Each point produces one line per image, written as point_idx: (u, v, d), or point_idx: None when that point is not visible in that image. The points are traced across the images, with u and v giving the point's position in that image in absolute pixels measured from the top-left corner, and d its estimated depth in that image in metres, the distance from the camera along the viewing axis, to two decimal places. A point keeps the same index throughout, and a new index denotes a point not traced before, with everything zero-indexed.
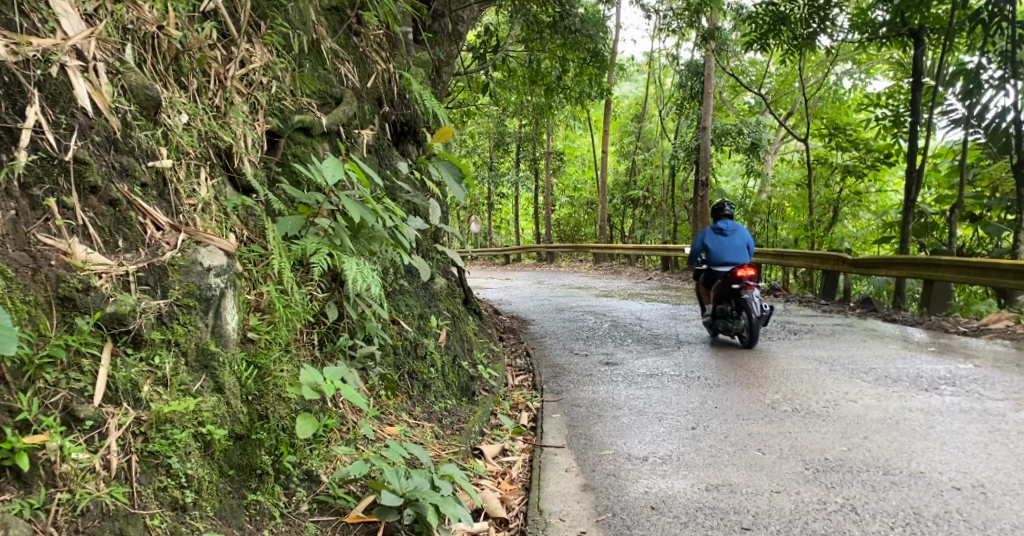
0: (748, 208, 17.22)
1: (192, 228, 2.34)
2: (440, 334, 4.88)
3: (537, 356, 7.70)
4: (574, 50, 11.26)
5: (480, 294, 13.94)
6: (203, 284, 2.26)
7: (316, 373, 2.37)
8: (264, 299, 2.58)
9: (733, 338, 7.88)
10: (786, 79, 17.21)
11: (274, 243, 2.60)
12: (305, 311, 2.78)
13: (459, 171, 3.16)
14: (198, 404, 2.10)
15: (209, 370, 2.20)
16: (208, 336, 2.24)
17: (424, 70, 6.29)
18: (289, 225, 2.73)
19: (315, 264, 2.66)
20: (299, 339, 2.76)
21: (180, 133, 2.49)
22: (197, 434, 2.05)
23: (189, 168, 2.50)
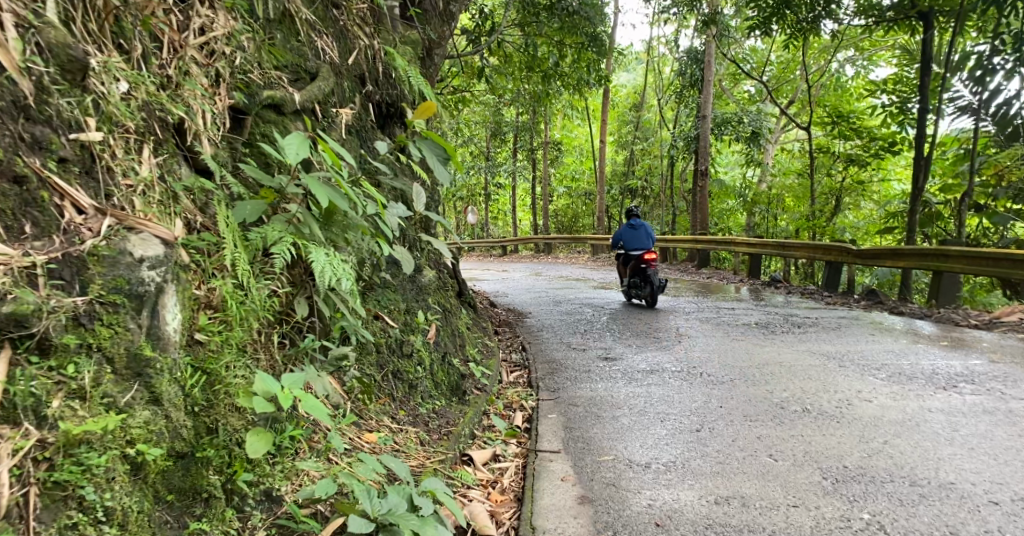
0: (748, 198, 16.95)
1: (123, 213, 2.04)
2: (428, 330, 4.60)
3: (533, 351, 7.44)
4: (571, 34, 10.95)
5: (476, 286, 13.66)
6: (134, 279, 1.95)
7: (275, 381, 2.08)
8: (216, 295, 2.31)
9: (643, 303, 10.31)
10: (787, 67, 16.90)
11: (228, 230, 2.34)
12: (266, 309, 2.52)
13: (444, 152, 2.84)
14: (125, 421, 1.85)
15: (143, 379, 1.94)
16: (142, 339, 1.95)
17: (413, 51, 6.00)
18: (247, 211, 2.45)
19: (276, 255, 2.41)
20: (261, 341, 2.51)
21: (116, 102, 2.20)
22: (124, 456, 1.82)
23: (125, 143, 2.21)
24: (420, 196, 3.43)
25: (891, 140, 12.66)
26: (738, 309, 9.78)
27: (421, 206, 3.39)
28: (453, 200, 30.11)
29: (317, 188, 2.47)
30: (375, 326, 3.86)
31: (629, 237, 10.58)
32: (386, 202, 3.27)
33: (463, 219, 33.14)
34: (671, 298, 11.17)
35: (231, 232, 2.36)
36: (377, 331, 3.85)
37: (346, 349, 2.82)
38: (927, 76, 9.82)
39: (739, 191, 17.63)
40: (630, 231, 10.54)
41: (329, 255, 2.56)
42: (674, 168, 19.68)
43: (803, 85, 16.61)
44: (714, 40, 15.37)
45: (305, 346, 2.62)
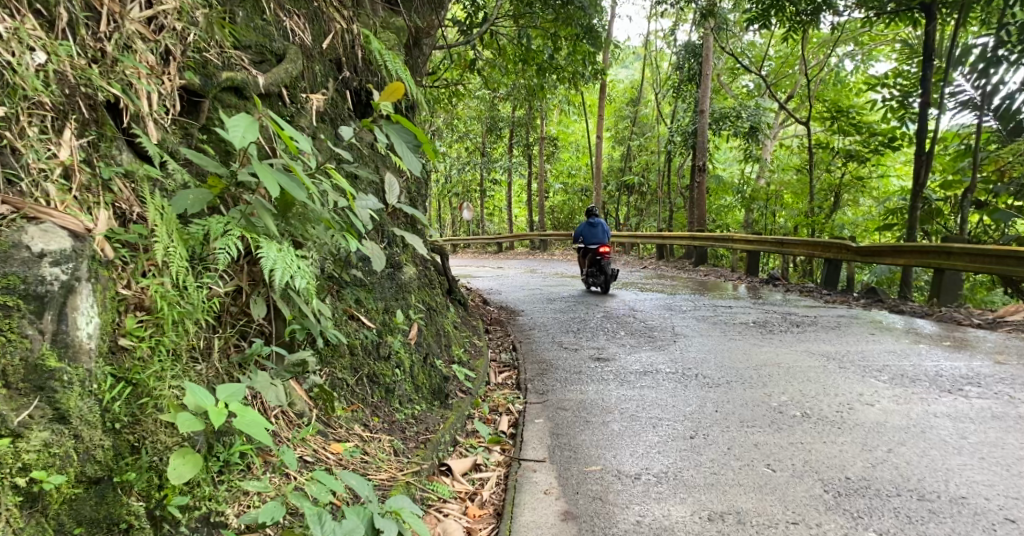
0: (746, 194, 16.71)
1: (22, 202, 1.89)
2: (408, 331, 4.39)
3: (524, 351, 7.21)
4: (566, 26, 10.70)
5: (471, 283, 13.45)
6: (32, 277, 1.81)
7: (206, 394, 1.91)
8: (146, 296, 2.14)
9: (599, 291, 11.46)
10: (787, 62, 16.64)
11: (160, 223, 2.20)
12: (205, 310, 2.33)
13: (414, 138, 2.62)
14: (19, 443, 1.71)
15: (45, 393, 1.80)
16: (44, 345, 1.81)
17: (397, 39, 5.76)
18: (188, 201, 2.27)
19: (220, 251, 2.25)
20: (203, 345, 2.33)
21: (25, 73, 2.03)
22: (17, 483, 1.68)
23: (38, 121, 2.05)
24: (394, 187, 3.20)
25: (891, 136, 12.43)
26: (735, 308, 9.56)
27: (394, 199, 3.16)
28: (450, 196, 29.86)
29: (268, 174, 2.24)
30: (347, 327, 3.64)
31: (587, 233, 11.81)
32: (354, 194, 3.05)
33: (460, 215, 32.89)
34: (667, 296, 10.94)
35: (165, 226, 2.22)
36: (349, 332, 3.63)
37: (305, 353, 2.63)
38: (929, 68, 9.58)
39: (737, 187, 17.40)
40: (589, 228, 11.78)
41: (281, 250, 2.36)
42: (671, 163, 19.45)
43: (802, 80, 16.35)
44: (713, 34, 15.12)
45: (254, 352, 2.41)
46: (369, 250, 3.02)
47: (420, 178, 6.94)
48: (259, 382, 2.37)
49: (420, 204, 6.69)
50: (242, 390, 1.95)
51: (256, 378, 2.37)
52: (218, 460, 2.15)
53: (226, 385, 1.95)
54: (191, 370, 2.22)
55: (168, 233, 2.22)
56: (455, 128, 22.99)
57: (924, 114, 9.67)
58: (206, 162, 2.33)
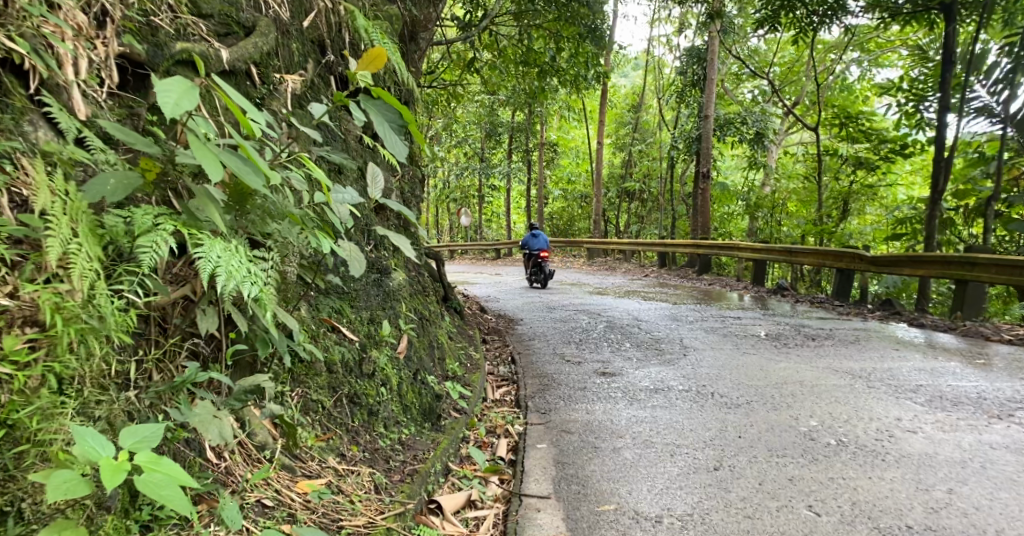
0: (750, 202, 16.25)
1: None
2: (396, 345, 3.96)
3: (523, 364, 6.76)
4: (568, 24, 10.25)
5: (468, 290, 13.03)
6: None
7: (101, 441, 1.57)
8: (31, 308, 1.73)
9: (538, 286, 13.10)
10: (794, 66, 16.18)
11: (60, 211, 1.81)
12: (124, 324, 1.93)
13: (399, 116, 2.19)
14: None
15: None
16: None
17: (388, 27, 5.33)
18: (104, 187, 1.81)
19: (143, 253, 1.82)
20: (117, 372, 1.94)
21: None
22: None
23: None
24: (380, 180, 2.74)
25: (903, 143, 12.02)
26: (744, 319, 9.11)
27: (378, 193, 2.71)
28: (447, 202, 29.40)
29: (210, 153, 1.79)
30: (321, 340, 3.20)
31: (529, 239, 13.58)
32: (330, 185, 2.61)
33: (458, 220, 32.41)
34: (671, 305, 10.49)
35: (68, 215, 1.83)
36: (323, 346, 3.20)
37: (259, 378, 2.35)
38: (949, 72, 9.18)
39: (741, 195, 16.96)
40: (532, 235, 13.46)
41: (229, 250, 1.94)
42: (673, 170, 19.00)
43: (810, 85, 15.91)
44: (718, 36, 14.66)
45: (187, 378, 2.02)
46: (346, 252, 2.56)
47: (413, 179, 6.50)
48: (200, 413, 2.05)
49: (413, 205, 6.26)
50: (159, 431, 1.63)
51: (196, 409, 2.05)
52: (142, 513, 1.84)
53: (133, 426, 1.62)
54: (103, 407, 1.86)
55: (71, 222, 1.83)
56: (453, 132, 22.53)
57: (943, 120, 9.26)
58: (135, 139, 1.90)
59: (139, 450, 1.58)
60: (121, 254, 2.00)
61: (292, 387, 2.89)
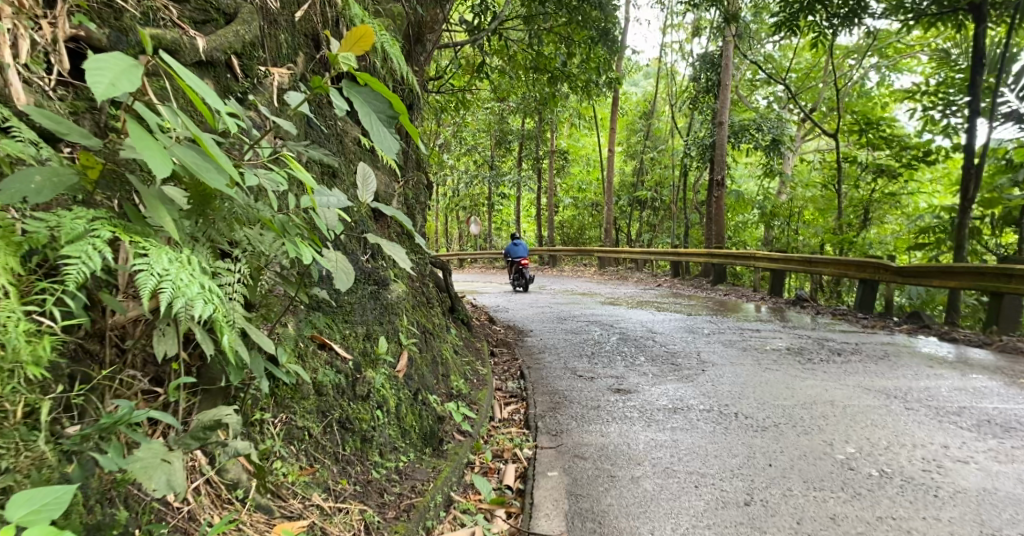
0: (766, 210, 15.88)
1: None
2: (396, 363, 3.68)
3: (533, 379, 6.45)
4: (579, 28, 9.98)
5: (477, 300, 12.76)
6: None
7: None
8: None
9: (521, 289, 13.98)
10: (812, 71, 15.80)
11: None
12: (35, 355, 1.66)
13: (389, 106, 1.89)
14: None
15: None
16: None
17: (391, 25, 5.06)
18: (24, 185, 1.52)
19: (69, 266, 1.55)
20: (23, 410, 1.66)
21: None
22: None
23: None
24: (372, 182, 2.43)
25: (926, 150, 11.63)
26: (763, 331, 8.75)
27: (370, 197, 2.39)
28: (457, 210, 29.20)
29: (157, 146, 1.49)
30: (307, 361, 2.91)
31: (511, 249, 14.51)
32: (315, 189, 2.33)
33: (467, 229, 32.21)
34: (686, 316, 10.14)
35: None
36: (309, 367, 2.92)
37: (219, 412, 1.99)
38: (979, 75, 8.81)
39: (756, 203, 16.61)
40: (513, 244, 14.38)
41: (178, 261, 1.66)
42: (687, 177, 18.65)
43: (827, 91, 15.56)
44: (734, 40, 14.32)
45: (122, 418, 1.70)
46: (331, 264, 2.25)
47: (417, 186, 6.23)
48: (146, 456, 1.77)
49: (417, 213, 5.99)
50: (63, 495, 1.44)
51: (141, 453, 1.77)
52: None
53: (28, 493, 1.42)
54: (5, 457, 1.58)
55: None
56: (462, 140, 22.28)
57: (973, 124, 8.88)
58: (69, 129, 1.62)
59: (31, 523, 1.37)
60: (50, 266, 1.75)
61: (274, 414, 2.61)
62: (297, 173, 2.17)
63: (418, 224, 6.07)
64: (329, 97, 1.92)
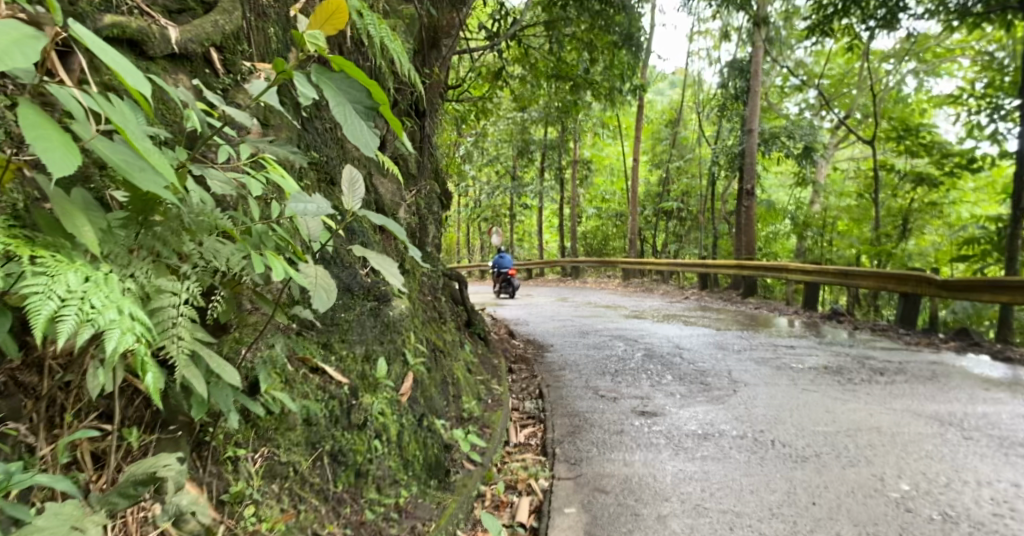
0: (798, 221, 15.32)
1: None
2: (400, 386, 3.41)
3: (553, 398, 6.11)
4: (603, 33, 9.66)
5: (498, 312, 12.47)
6: None
7: None
8: None
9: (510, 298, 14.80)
10: (846, 76, 15.24)
11: None
12: None
13: (367, 96, 1.60)
14: None
15: None
16: None
17: (402, 27, 4.81)
18: None
19: None
20: None
21: None
22: None
23: None
24: (360, 189, 2.15)
25: (970, 158, 11.05)
26: (798, 348, 8.29)
27: (358, 205, 2.12)
28: (480, 221, 28.99)
29: (63, 135, 1.25)
30: (294, 386, 2.65)
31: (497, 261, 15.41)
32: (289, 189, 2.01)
33: (491, 240, 31.99)
34: (715, 331, 9.70)
35: None
36: (298, 395, 2.65)
37: (155, 466, 1.73)
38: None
39: (788, 213, 16.06)
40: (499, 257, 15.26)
41: (92, 280, 1.44)
42: (715, 187, 18.11)
43: (861, 97, 14.99)
44: (764, 45, 13.86)
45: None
46: (309, 279, 1.96)
47: (429, 196, 5.96)
48: (50, 526, 1.49)
49: (429, 224, 5.74)
50: None
51: (42, 523, 1.48)
52: None
53: None
54: None
55: None
56: (486, 151, 22.03)
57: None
58: None
59: None
60: None
61: (252, 449, 2.32)
62: (276, 178, 2.05)
63: (431, 235, 5.79)
64: (296, 81, 1.62)
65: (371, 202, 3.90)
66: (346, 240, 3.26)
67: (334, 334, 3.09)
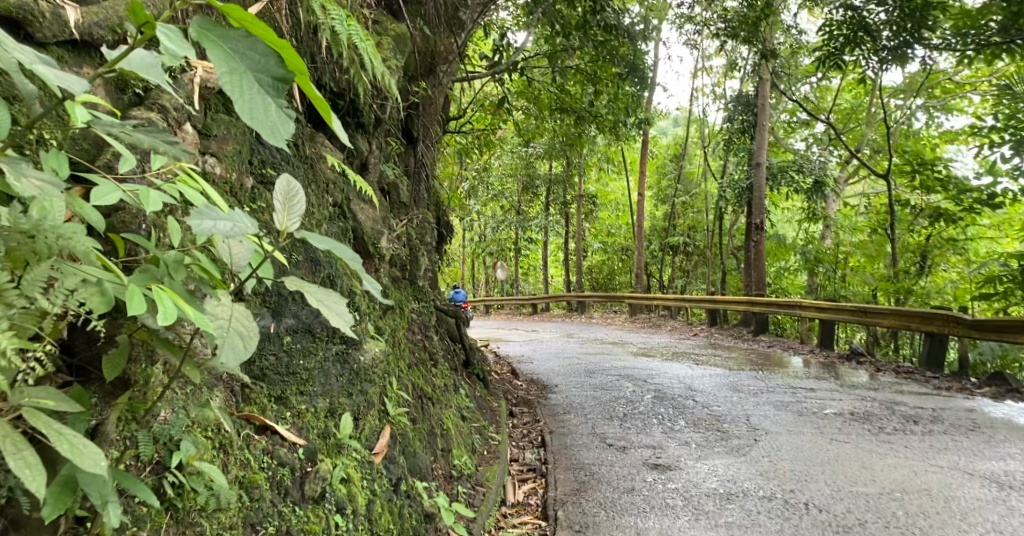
0: (809, 256, 14.84)
1: None
2: (372, 445, 2.96)
3: (555, 447, 5.55)
4: (606, 64, 9.28)
5: (499, 349, 11.97)
6: None
7: None
8: None
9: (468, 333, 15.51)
10: (856, 110, 14.88)
11: None
12: None
13: (277, 64, 1.16)
14: None
15: None
16: None
17: (389, 42, 4.42)
18: None
19: None
20: None
21: None
22: None
23: None
24: (299, 209, 1.68)
25: (993, 193, 10.57)
26: (818, 392, 7.70)
27: (295, 229, 1.65)
28: (483, 255, 28.60)
29: None
30: (229, 455, 2.15)
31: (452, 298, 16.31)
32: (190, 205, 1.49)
33: (495, 274, 31.57)
34: (728, 372, 9.13)
35: None
36: (234, 466, 2.15)
37: None
38: None
39: (798, 248, 15.60)
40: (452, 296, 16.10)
41: None
42: (723, 222, 17.64)
43: (873, 131, 14.60)
44: (772, 76, 13.50)
45: None
46: (217, 319, 1.50)
47: (421, 227, 5.51)
48: None
49: (420, 256, 5.28)
50: None
51: None
52: None
53: None
54: None
55: None
56: (488, 185, 21.68)
57: None
58: None
59: None
60: None
61: None
62: (181, 189, 1.65)
63: (421, 269, 5.29)
64: (161, 35, 1.19)
65: (347, 229, 3.45)
66: (309, 271, 2.78)
67: (291, 385, 2.58)
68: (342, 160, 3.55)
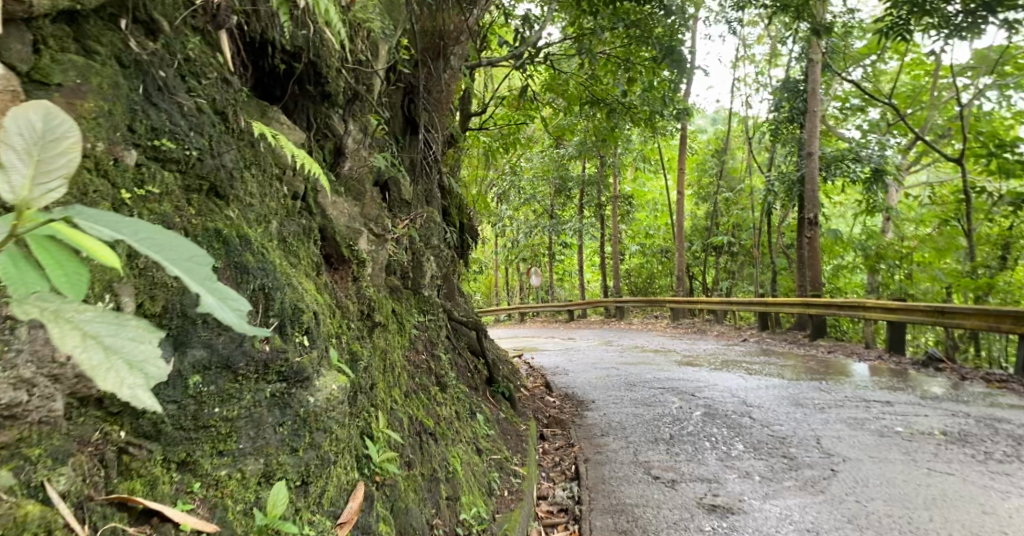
0: (869, 252, 13.61)
1: None
2: (335, 515, 2.18)
3: (591, 479, 4.70)
4: (640, 46, 8.36)
5: (532, 359, 11.15)
6: None
7: None
8: None
9: None
10: (917, 93, 13.59)
11: None
12: None
13: None
14: None
15: None
16: None
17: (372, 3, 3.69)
18: None
19: None
20: None
21: None
22: None
23: None
24: (69, 165, 0.96)
25: None
26: (897, 406, 6.67)
27: (47, 207, 0.93)
28: (518, 260, 27.76)
29: None
30: None
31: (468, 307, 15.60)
32: None
33: (530, 279, 30.69)
34: (787, 383, 8.14)
35: None
36: None
37: None
38: None
39: (855, 243, 14.37)
40: None
41: None
42: (771, 218, 16.44)
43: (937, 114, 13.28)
44: (824, 57, 12.36)
45: None
46: None
47: (425, 227, 4.75)
48: None
49: (424, 262, 4.52)
50: None
51: None
52: None
53: None
54: None
55: None
56: (520, 188, 20.90)
57: None
58: None
59: None
60: None
61: None
62: None
63: (427, 276, 4.51)
64: None
65: (307, 226, 2.70)
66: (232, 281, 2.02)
67: (201, 445, 1.81)
68: (303, 141, 2.81)
